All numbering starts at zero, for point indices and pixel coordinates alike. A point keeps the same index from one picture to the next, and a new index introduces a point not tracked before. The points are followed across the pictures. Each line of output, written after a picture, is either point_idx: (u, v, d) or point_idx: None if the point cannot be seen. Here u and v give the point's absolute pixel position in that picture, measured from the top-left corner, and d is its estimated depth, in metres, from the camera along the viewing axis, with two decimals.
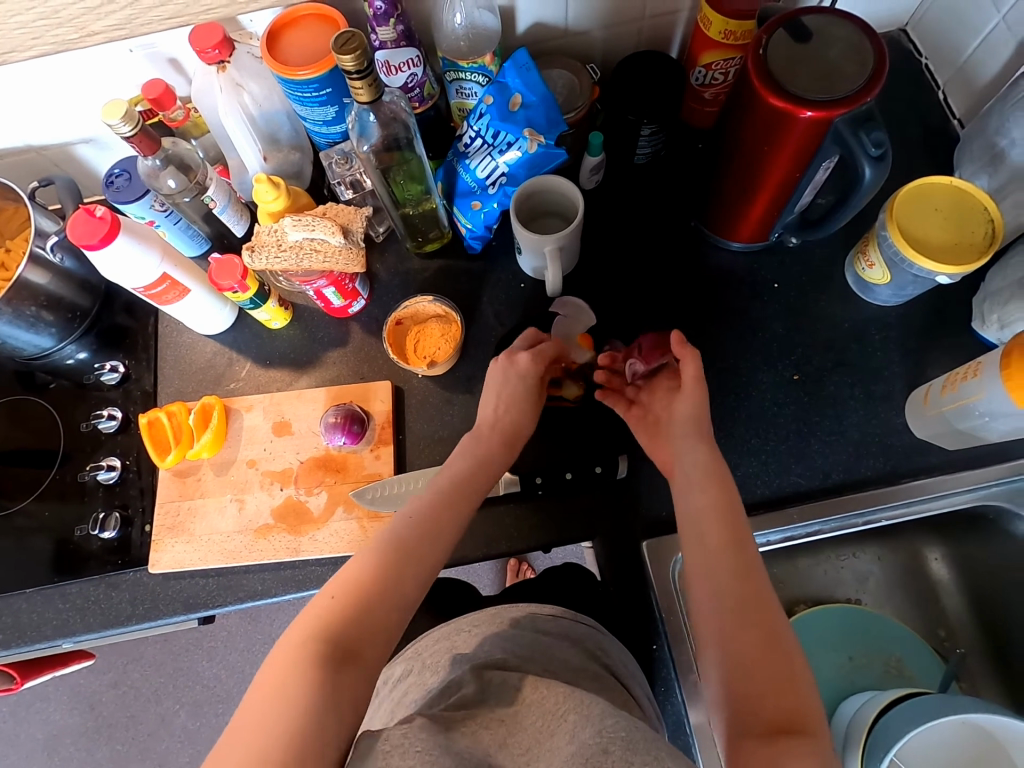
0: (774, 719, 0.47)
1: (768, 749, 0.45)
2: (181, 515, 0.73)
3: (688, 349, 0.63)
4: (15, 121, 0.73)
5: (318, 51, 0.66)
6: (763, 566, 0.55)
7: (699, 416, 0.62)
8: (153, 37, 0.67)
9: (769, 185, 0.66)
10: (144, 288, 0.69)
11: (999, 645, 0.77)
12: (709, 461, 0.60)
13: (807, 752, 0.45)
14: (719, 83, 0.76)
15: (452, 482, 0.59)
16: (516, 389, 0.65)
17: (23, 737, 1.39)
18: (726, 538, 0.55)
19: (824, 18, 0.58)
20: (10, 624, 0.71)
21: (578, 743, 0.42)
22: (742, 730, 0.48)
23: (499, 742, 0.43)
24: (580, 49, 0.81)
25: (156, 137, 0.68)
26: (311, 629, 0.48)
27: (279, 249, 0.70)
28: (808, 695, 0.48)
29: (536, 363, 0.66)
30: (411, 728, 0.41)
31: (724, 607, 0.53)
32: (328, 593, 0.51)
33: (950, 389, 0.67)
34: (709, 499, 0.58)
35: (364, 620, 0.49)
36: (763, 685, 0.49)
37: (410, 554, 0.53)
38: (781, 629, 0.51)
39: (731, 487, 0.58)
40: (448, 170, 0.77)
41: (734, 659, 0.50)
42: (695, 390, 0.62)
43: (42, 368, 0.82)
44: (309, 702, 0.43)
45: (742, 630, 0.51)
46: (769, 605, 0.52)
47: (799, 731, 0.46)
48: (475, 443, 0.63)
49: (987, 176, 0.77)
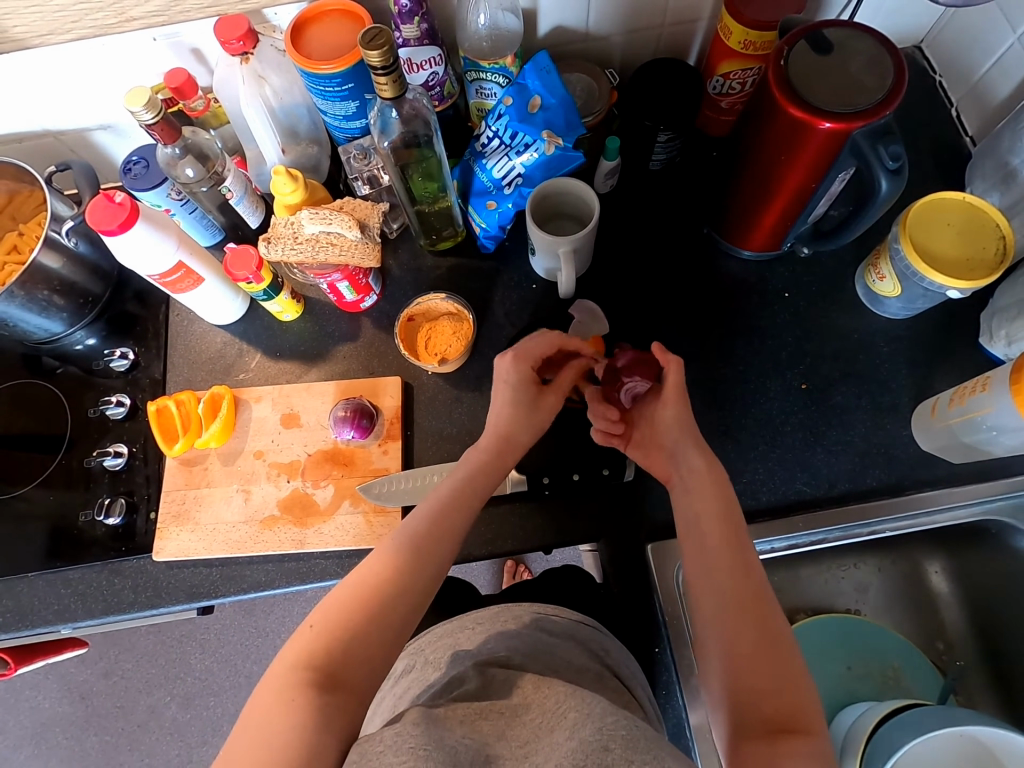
0: (774, 719, 0.47)
1: (767, 748, 0.45)
2: (187, 503, 0.73)
3: (672, 359, 0.64)
4: (36, 105, 0.73)
5: (343, 46, 0.66)
6: (760, 569, 0.55)
7: (680, 424, 0.63)
8: (179, 26, 0.67)
9: (784, 194, 0.66)
10: (158, 276, 0.70)
11: (999, 661, 0.77)
12: (707, 465, 0.60)
13: (803, 752, 0.45)
14: (736, 92, 0.77)
15: (444, 492, 0.59)
16: (501, 393, 0.64)
17: (12, 724, 1.38)
18: (726, 538, 0.56)
19: (846, 31, 0.59)
20: (10, 607, 0.71)
21: (579, 739, 0.41)
22: (742, 729, 0.48)
23: (497, 734, 0.43)
24: (599, 54, 0.82)
25: (177, 125, 0.68)
26: (302, 655, 0.48)
27: (296, 242, 0.70)
28: (807, 697, 0.48)
29: (519, 365, 0.64)
30: (404, 727, 0.42)
31: (721, 605, 0.53)
32: (307, 622, 0.51)
33: (958, 402, 0.68)
34: (710, 500, 0.58)
35: (350, 644, 0.49)
36: (762, 687, 0.49)
37: (402, 574, 0.53)
38: (779, 631, 0.51)
39: (730, 490, 0.60)
40: (464, 169, 0.77)
41: (735, 662, 0.51)
42: (675, 397, 0.64)
43: (50, 354, 0.82)
44: (305, 725, 0.44)
45: (742, 629, 0.52)
46: (768, 608, 0.52)
47: (797, 731, 0.46)
48: (472, 454, 0.63)
49: (999, 194, 0.77)
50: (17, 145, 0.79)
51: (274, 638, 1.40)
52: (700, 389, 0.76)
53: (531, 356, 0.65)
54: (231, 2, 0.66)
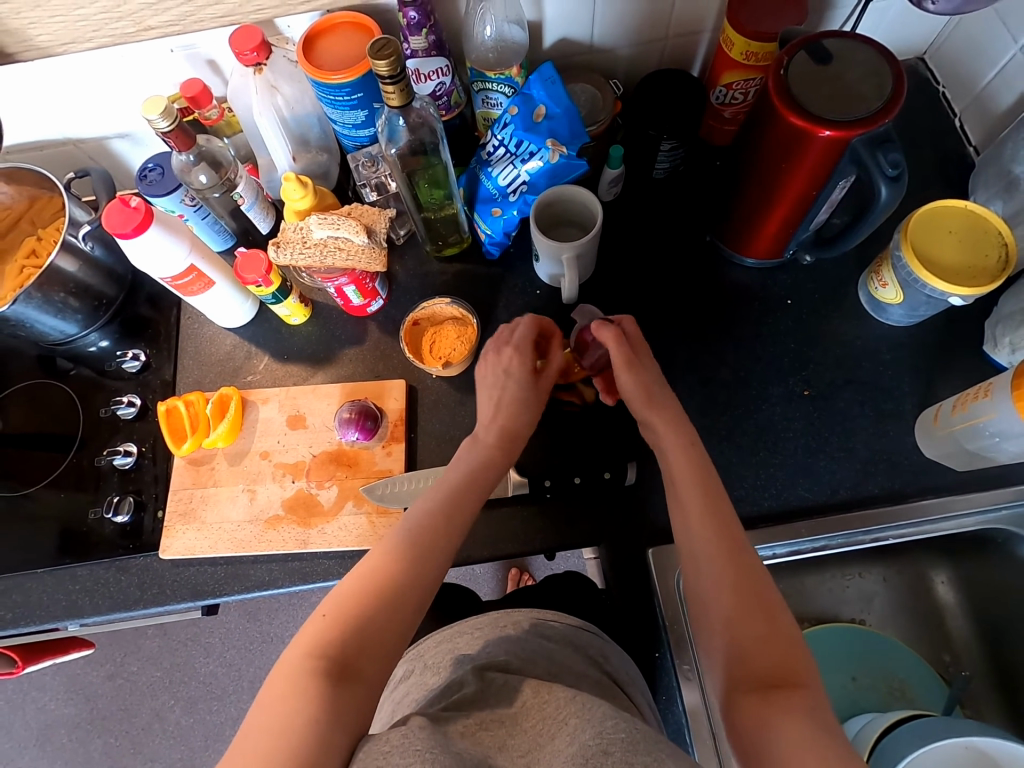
0: (767, 674, 0.47)
1: (760, 705, 0.45)
2: (194, 502, 0.74)
3: (608, 331, 0.64)
4: (58, 113, 0.76)
5: (353, 56, 0.68)
6: (738, 524, 0.55)
7: (647, 388, 0.62)
8: (194, 38, 0.69)
9: (786, 201, 0.67)
10: (171, 279, 0.71)
11: (1007, 674, 0.76)
12: (678, 416, 0.61)
13: (799, 703, 0.45)
14: (738, 103, 0.78)
15: (444, 485, 0.59)
16: (507, 388, 0.64)
17: (18, 725, 1.39)
18: (703, 493, 0.56)
19: (845, 42, 0.60)
20: (19, 603, 0.72)
21: (579, 743, 0.42)
22: (736, 685, 0.48)
23: (498, 744, 0.44)
24: (604, 64, 0.84)
25: (191, 133, 0.70)
26: (312, 645, 0.48)
27: (304, 246, 0.72)
28: (798, 648, 0.48)
29: (521, 355, 0.65)
30: (410, 730, 0.42)
31: (706, 563, 0.53)
32: (319, 612, 0.51)
33: (960, 409, 0.68)
34: (681, 454, 0.58)
35: (359, 635, 0.49)
36: (753, 642, 0.49)
37: (408, 563, 0.53)
38: (762, 585, 0.51)
39: (699, 448, 0.59)
40: (471, 177, 0.79)
41: (725, 622, 0.50)
42: (625, 367, 0.63)
43: (65, 355, 0.84)
44: (311, 721, 0.44)
45: (727, 584, 0.51)
46: (749, 562, 0.52)
47: (789, 685, 0.46)
48: (473, 448, 0.63)
49: (1003, 202, 0.77)
50: (38, 153, 0.82)
51: (278, 643, 1.41)
52: (701, 394, 0.76)
53: (529, 344, 0.66)
54: (254, 11, 0.67)
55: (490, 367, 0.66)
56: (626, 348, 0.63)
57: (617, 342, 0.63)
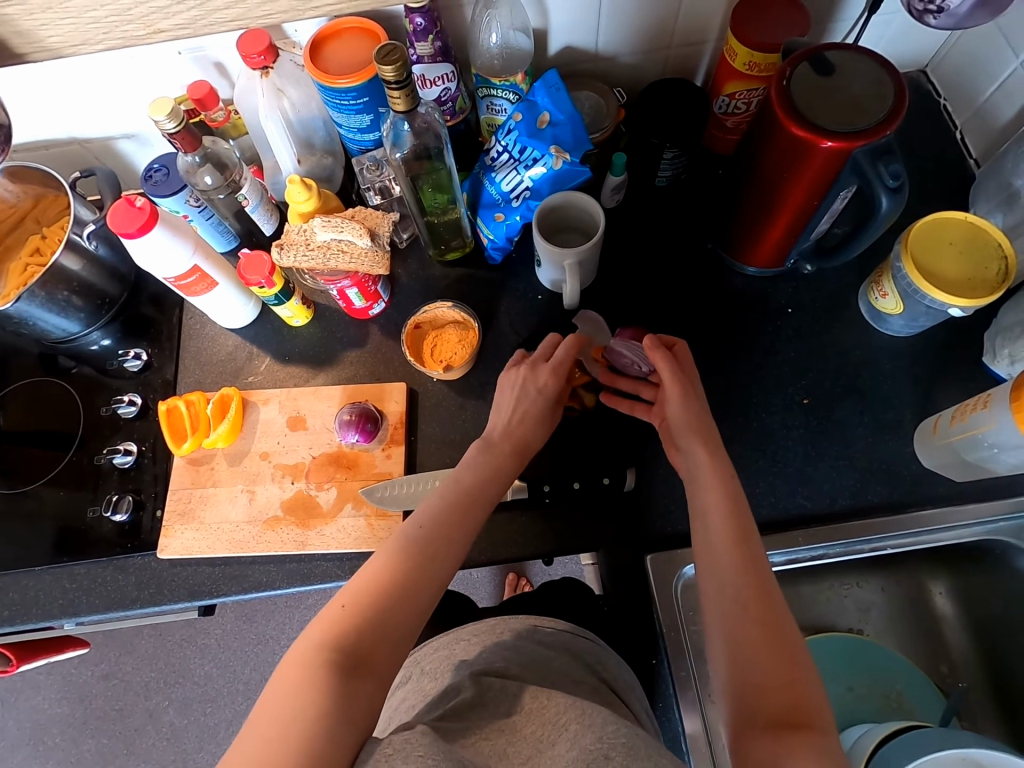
0: (778, 714, 0.47)
1: (770, 743, 0.45)
2: (192, 502, 0.74)
3: (660, 352, 0.64)
4: (65, 113, 0.77)
5: (359, 61, 0.68)
6: (765, 560, 0.55)
7: (701, 418, 0.62)
8: (201, 40, 0.70)
9: (788, 211, 0.67)
10: (174, 279, 0.71)
11: (1003, 688, 0.76)
12: (715, 455, 0.60)
13: (809, 747, 0.44)
14: (741, 112, 0.79)
15: (458, 487, 0.59)
16: (534, 403, 0.65)
17: (10, 724, 1.39)
18: (732, 528, 0.56)
19: (848, 54, 0.60)
20: (16, 601, 0.72)
21: (580, 748, 0.42)
22: (745, 722, 0.47)
23: (498, 753, 0.44)
24: (609, 73, 0.84)
25: (198, 135, 0.70)
26: (328, 636, 0.48)
27: (308, 248, 0.72)
28: (813, 694, 0.48)
29: (558, 376, 0.66)
30: (413, 734, 0.42)
31: (729, 593, 0.53)
32: (337, 602, 0.51)
33: (959, 419, 0.68)
34: (711, 485, 0.58)
35: (374, 629, 0.49)
36: (766, 682, 0.48)
37: (418, 564, 0.53)
38: (782, 620, 0.51)
39: (736, 485, 0.59)
40: (475, 182, 0.79)
41: (738, 656, 0.50)
42: (678, 395, 0.63)
43: (66, 353, 0.85)
44: (324, 712, 0.43)
45: (744, 617, 0.51)
46: (771, 598, 0.52)
47: (801, 727, 0.46)
48: (486, 451, 0.62)
49: (1003, 214, 0.78)
50: (44, 152, 0.83)
51: (273, 645, 1.41)
52: None
53: (566, 368, 0.67)
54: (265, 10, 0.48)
55: (518, 382, 0.66)
56: (677, 372, 0.64)
57: (667, 363, 0.64)
